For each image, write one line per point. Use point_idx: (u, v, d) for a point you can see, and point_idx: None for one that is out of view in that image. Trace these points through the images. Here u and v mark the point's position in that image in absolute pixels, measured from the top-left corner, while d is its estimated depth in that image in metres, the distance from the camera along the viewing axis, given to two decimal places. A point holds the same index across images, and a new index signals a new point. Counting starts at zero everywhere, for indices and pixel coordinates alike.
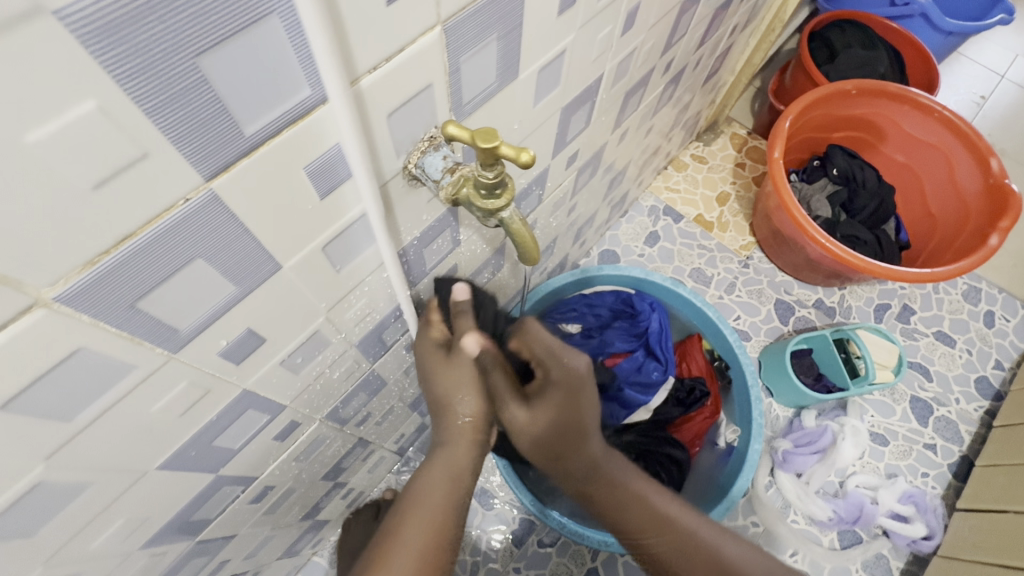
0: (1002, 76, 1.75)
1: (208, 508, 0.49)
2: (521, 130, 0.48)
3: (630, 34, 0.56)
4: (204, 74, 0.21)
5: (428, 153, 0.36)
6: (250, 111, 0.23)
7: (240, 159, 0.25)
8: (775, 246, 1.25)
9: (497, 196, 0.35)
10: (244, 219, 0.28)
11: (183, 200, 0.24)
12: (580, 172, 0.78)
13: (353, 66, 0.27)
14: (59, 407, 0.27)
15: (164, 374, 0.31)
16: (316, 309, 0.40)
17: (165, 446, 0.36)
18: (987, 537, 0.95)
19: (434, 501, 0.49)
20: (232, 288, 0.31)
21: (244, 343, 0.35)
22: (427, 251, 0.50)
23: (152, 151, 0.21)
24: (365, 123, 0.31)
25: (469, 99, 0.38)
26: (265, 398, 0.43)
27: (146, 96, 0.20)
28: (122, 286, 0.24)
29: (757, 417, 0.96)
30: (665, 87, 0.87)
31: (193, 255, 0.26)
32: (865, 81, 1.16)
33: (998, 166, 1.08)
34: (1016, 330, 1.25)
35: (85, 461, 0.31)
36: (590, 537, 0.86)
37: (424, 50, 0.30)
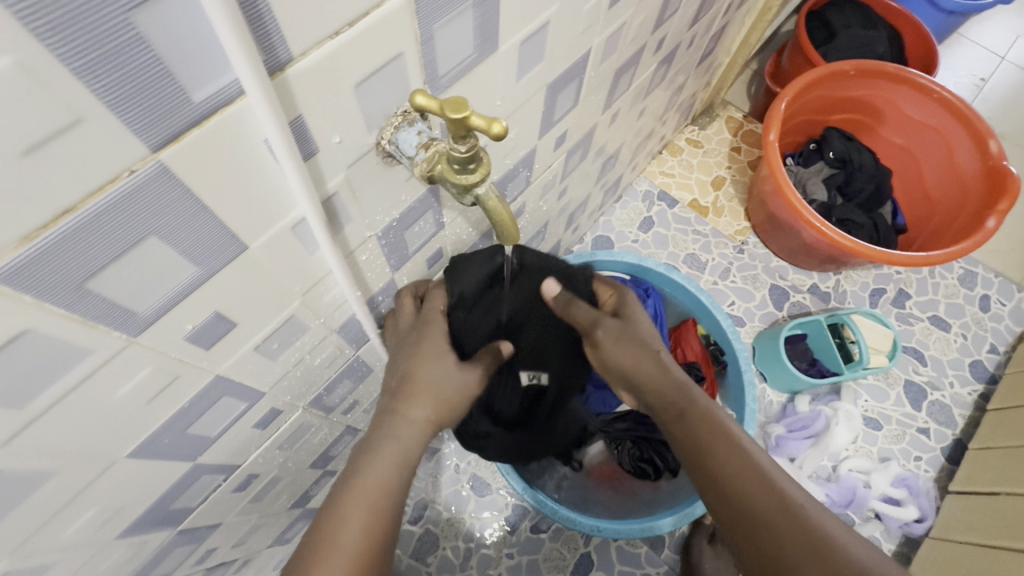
0: (1002, 58, 1.72)
1: (188, 497, 0.48)
2: (504, 106, 0.47)
3: (619, 7, 0.54)
4: (138, 31, 0.19)
5: (402, 128, 0.35)
6: (198, 76, 0.22)
7: (191, 129, 0.23)
8: (770, 230, 1.24)
9: (472, 170, 0.34)
10: (201, 194, 0.26)
11: (128, 171, 0.22)
12: (570, 154, 0.76)
13: (309, 31, 0.25)
14: (9, 393, 0.25)
15: (127, 359, 0.30)
16: (290, 293, 0.39)
17: (134, 435, 0.35)
18: (980, 519, 0.95)
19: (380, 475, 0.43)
20: (194, 269, 0.29)
21: (213, 328, 0.34)
22: (409, 233, 0.49)
23: (86, 116, 0.20)
24: (330, 94, 0.29)
25: (446, 71, 0.36)
26: (241, 384, 0.42)
27: (72, 53, 0.18)
28: (68, 266, 0.23)
29: (750, 402, 0.95)
30: (657, 67, 0.84)
31: (146, 232, 0.25)
32: (863, 61, 1.14)
33: (997, 147, 1.06)
34: (1012, 314, 1.25)
35: (45, 450, 0.30)
36: (581, 522, 0.86)
37: (391, 17, 0.29)
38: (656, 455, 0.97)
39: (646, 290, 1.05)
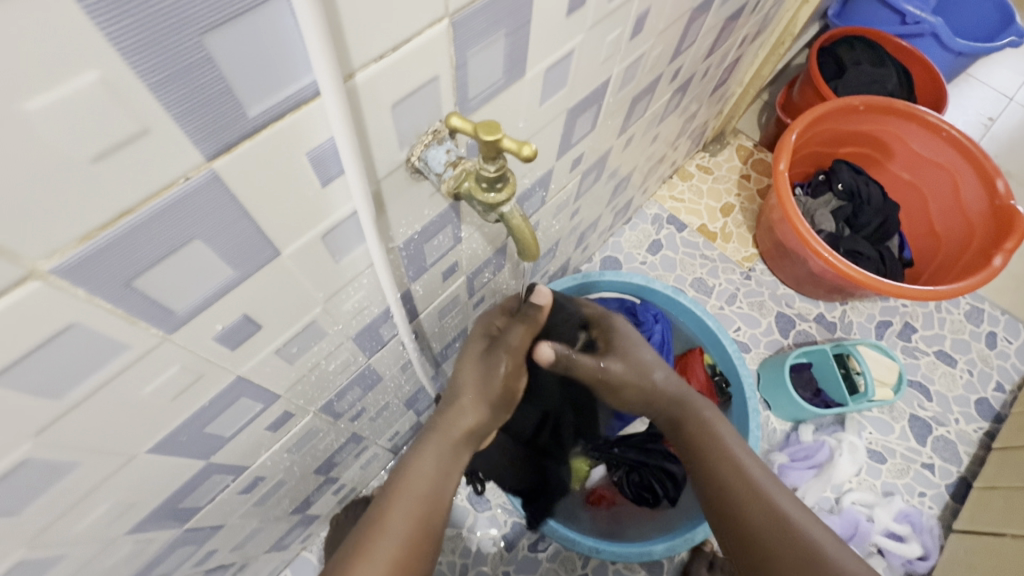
0: (1010, 99, 1.75)
1: (198, 496, 0.49)
2: (526, 128, 0.49)
3: (639, 39, 0.56)
4: (208, 52, 0.21)
5: (431, 146, 0.36)
6: (255, 93, 0.23)
7: (242, 142, 0.25)
8: (778, 258, 1.25)
9: (498, 189, 0.35)
10: (244, 202, 0.28)
11: (183, 177, 0.24)
12: (585, 176, 0.78)
13: (350, 59, 0.27)
14: (48, 385, 0.26)
15: (160, 355, 0.31)
16: (313, 299, 0.40)
17: (156, 431, 0.36)
18: (983, 558, 0.94)
19: (426, 475, 0.51)
20: (230, 272, 0.31)
21: (240, 329, 0.35)
22: (428, 246, 0.50)
23: (153, 127, 0.21)
24: (364, 113, 0.30)
25: (475, 94, 0.38)
26: (259, 386, 0.43)
27: (149, 71, 0.20)
28: (119, 263, 0.24)
29: (755, 429, 0.95)
30: (672, 95, 0.87)
31: (191, 235, 0.26)
32: (873, 97, 1.16)
33: (1004, 187, 1.08)
34: (1018, 352, 1.24)
35: (74, 441, 0.31)
36: (580, 543, 0.86)
37: (430, 43, 0.30)
38: (657, 482, 0.96)
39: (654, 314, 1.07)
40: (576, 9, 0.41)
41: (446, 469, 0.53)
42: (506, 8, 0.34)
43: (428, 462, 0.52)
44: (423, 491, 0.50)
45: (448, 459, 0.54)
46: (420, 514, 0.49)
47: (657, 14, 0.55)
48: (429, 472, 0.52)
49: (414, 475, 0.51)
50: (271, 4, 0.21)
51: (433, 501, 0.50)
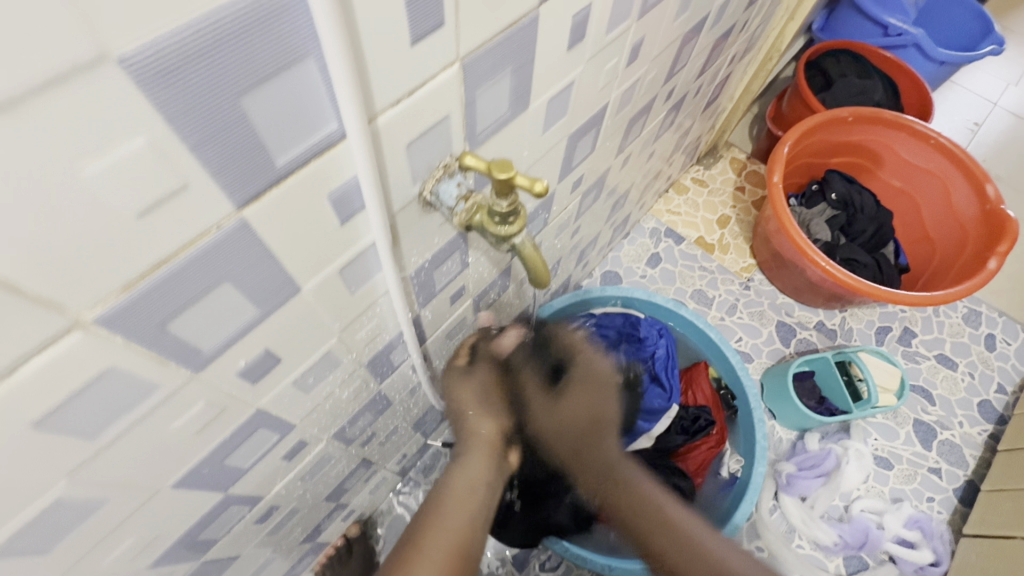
0: (994, 104, 1.80)
1: (215, 528, 0.49)
2: (530, 156, 0.50)
3: (635, 65, 0.58)
4: (243, 112, 0.22)
5: (442, 180, 0.38)
6: (283, 144, 0.25)
7: (270, 188, 0.26)
8: (775, 268, 1.27)
9: (510, 223, 0.36)
10: (270, 243, 0.29)
11: (215, 226, 0.25)
12: (585, 196, 0.80)
13: (372, 105, 0.28)
14: (85, 426, 0.27)
15: (187, 393, 0.32)
16: (330, 330, 0.41)
17: (179, 466, 0.37)
18: (994, 562, 0.94)
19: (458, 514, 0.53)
20: (254, 310, 0.32)
21: (261, 363, 0.36)
22: (437, 272, 0.51)
23: (191, 182, 0.22)
24: (382, 153, 0.32)
25: (483, 128, 0.39)
26: (277, 417, 0.44)
27: (190, 132, 0.21)
28: (155, 308, 0.25)
29: (761, 440, 0.96)
30: (667, 114, 0.89)
31: (221, 278, 0.28)
32: (861, 108, 1.19)
33: (995, 192, 1.10)
34: (1017, 354, 1.26)
35: (104, 479, 0.32)
36: (591, 560, 0.87)
37: (442, 85, 0.32)
38: None
39: (659, 329, 1.07)
40: (576, 44, 0.43)
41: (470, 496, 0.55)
42: (512, 48, 0.36)
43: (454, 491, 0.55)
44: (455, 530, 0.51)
45: (476, 497, 0.56)
46: (459, 549, 0.50)
47: (651, 42, 0.57)
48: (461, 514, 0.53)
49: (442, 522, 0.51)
50: (300, 65, 0.23)
51: (467, 539, 0.52)
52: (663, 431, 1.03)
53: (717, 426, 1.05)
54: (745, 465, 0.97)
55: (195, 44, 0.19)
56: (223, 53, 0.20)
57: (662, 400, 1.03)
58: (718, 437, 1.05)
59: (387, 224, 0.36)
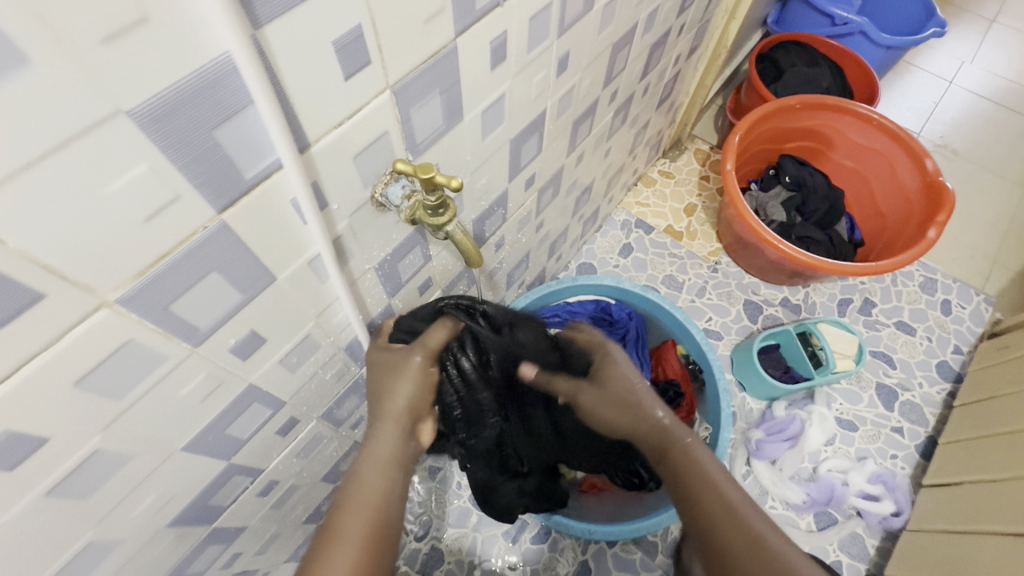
0: (948, 82, 1.88)
1: (222, 495, 0.57)
2: (473, 159, 0.58)
3: (566, 75, 0.66)
4: (216, 141, 0.30)
5: (390, 184, 0.46)
6: (248, 163, 0.33)
7: (242, 197, 0.34)
8: (739, 249, 1.35)
9: (441, 214, 0.44)
10: (246, 239, 0.37)
11: (202, 227, 0.33)
12: (542, 192, 0.88)
13: (319, 127, 0.37)
14: (112, 389, 0.35)
15: (189, 366, 0.40)
16: (307, 314, 0.49)
17: (187, 430, 0.45)
18: (948, 508, 1.01)
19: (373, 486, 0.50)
20: (239, 294, 0.40)
21: (249, 342, 0.44)
22: (401, 265, 0.59)
23: (182, 194, 0.31)
24: (334, 165, 0.40)
25: (422, 139, 0.47)
26: (268, 393, 0.52)
27: (179, 158, 0.29)
28: (160, 292, 0.33)
29: (726, 407, 1.04)
30: (615, 113, 0.97)
31: (210, 268, 0.36)
32: (807, 96, 1.27)
33: (933, 165, 1.18)
34: (972, 316, 1.33)
35: (128, 437, 0.39)
36: (573, 526, 0.93)
37: (378, 107, 0.40)
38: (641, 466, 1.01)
39: (627, 312, 1.19)
40: (498, 63, 0.51)
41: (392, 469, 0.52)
42: (436, 74, 0.44)
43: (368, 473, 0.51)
44: (370, 500, 0.49)
45: (395, 469, 0.52)
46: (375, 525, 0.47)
47: (579, 54, 0.66)
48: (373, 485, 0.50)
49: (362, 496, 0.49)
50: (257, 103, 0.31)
51: (386, 511, 0.49)
52: None
53: (686, 399, 1.13)
54: (713, 430, 1.06)
55: (177, 96, 0.27)
56: (197, 101, 0.28)
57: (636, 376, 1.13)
58: (688, 408, 1.13)
59: (328, 237, 0.43)
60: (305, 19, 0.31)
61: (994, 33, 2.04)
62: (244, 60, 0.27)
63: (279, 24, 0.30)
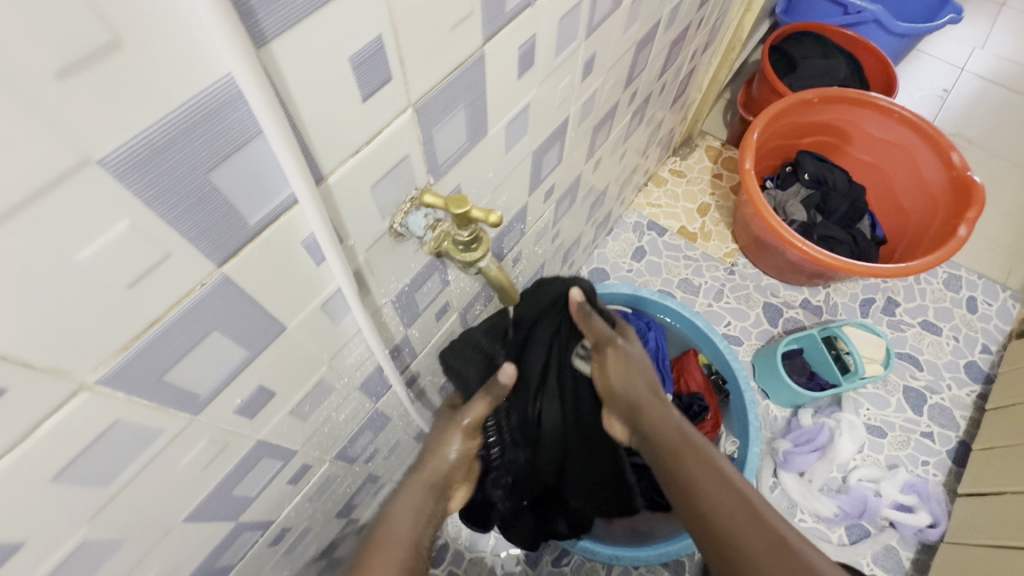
0: (961, 69, 1.83)
1: (230, 554, 0.52)
2: (496, 176, 0.53)
3: (590, 78, 0.61)
4: (214, 185, 0.25)
5: (410, 213, 0.40)
6: (253, 206, 0.27)
7: (246, 245, 0.29)
8: (757, 251, 1.30)
9: (474, 250, 0.41)
10: (252, 291, 0.31)
11: (199, 284, 0.28)
12: (560, 201, 0.82)
13: (334, 155, 0.31)
14: (99, 475, 0.30)
15: (188, 435, 0.35)
16: (320, 360, 0.44)
17: (189, 501, 0.39)
18: (988, 520, 0.97)
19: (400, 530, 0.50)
20: (244, 351, 0.34)
21: (257, 398, 0.39)
22: (419, 294, 0.54)
23: (173, 251, 0.25)
24: (349, 198, 0.35)
25: (444, 160, 0.42)
26: (278, 446, 0.47)
27: (168, 210, 0.24)
28: (152, 363, 0.28)
29: (755, 421, 0.99)
30: (633, 114, 0.92)
31: (211, 328, 0.30)
32: (825, 89, 1.22)
33: (960, 159, 1.13)
34: (999, 313, 1.29)
35: (120, 521, 0.34)
36: (601, 552, 0.89)
37: (398, 129, 0.35)
38: None
39: (647, 322, 1.10)
40: (526, 70, 0.45)
41: (419, 515, 0.53)
42: (461, 87, 0.38)
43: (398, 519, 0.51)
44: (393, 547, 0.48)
45: (423, 518, 0.53)
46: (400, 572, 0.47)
47: (604, 55, 0.60)
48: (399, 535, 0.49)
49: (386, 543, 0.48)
50: (262, 135, 0.25)
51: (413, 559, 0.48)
52: None
53: (711, 411, 1.07)
54: (742, 445, 1.01)
55: (164, 135, 0.21)
56: (189, 139, 0.22)
57: None
58: (713, 421, 1.07)
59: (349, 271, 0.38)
60: (318, 31, 0.25)
61: (1005, 17, 1.98)
62: (249, 83, 0.22)
63: (288, 38, 0.24)
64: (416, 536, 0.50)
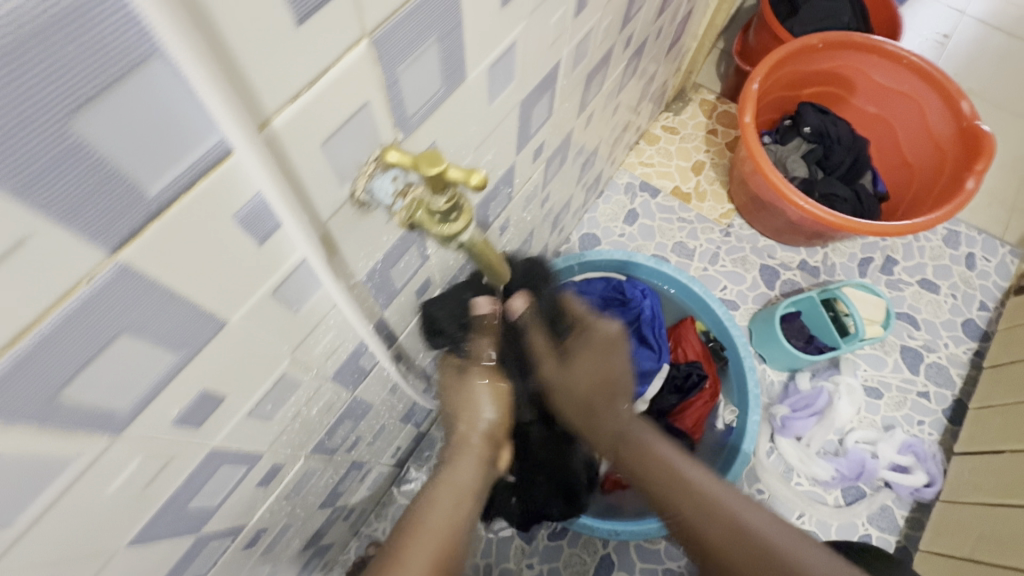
0: (963, 13, 1.74)
1: (198, 565, 0.47)
2: (478, 132, 0.46)
3: (584, 15, 0.52)
4: (79, 138, 0.18)
5: (376, 175, 0.33)
6: (148, 170, 0.20)
7: (150, 223, 0.22)
8: (754, 210, 1.24)
9: (455, 219, 0.34)
10: (171, 282, 0.24)
11: (87, 278, 0.21)
12: (550, 161, 0.75)
13: (272, 98, 0.24)
14: None
15: (114, 457, 0.28)
16: (280, 354, 0.37)
17: (131, 525, 0.34)
18: (986, 479, 0.96)
19: (444, 512, 0.50)
20: (174, 355, 0.28)
21: (201, 406, 0.33)
22: (394, 271, 0.47)
23: (33, 235, 0.18)
24: (296, 158, 0.27)
25: (415, 111, 0.34)
26: (239, 451, 0.41)
27: (9, 176, 0.17)
28: (34, 382, 0.21)
29: (755, 386, 0.96)
30: (628, 62, 0.83)
31: (117, 330, 0.24)
32: (830, 34, 1.13)
33: (969, 108, 1.07)
34: (997, 270, 1.26)
35: (37, 560, 0.28)
36: (600, 528, 0.85)
37: (352, 68, 0.27)
38: None
39: (642, 290, 1.05)
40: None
41: (461, 498, 0.51)
42: (432, 13, 0.30)
43: (442, 497, 0.51)
44: (443, 530, 0.48)
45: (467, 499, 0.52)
46: (441, 554, 0.47)
47: None
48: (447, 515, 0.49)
49: (427, 522, 0.49)
50: (145, 68, 0.18)
51: (452, 543, 0.49)
52: (657, 392, 1.02)
53: (710, 380, 1.04)
54: (741, 411, 0.98)
55: None
56: (20, 68, 0.15)
57: (652, 361, 1.02)
58: (712, 390, 1.04)
59: (314, 235, 0.32)
60: None
61: None
62: None
63: None
64: (460, 514, 0.51)
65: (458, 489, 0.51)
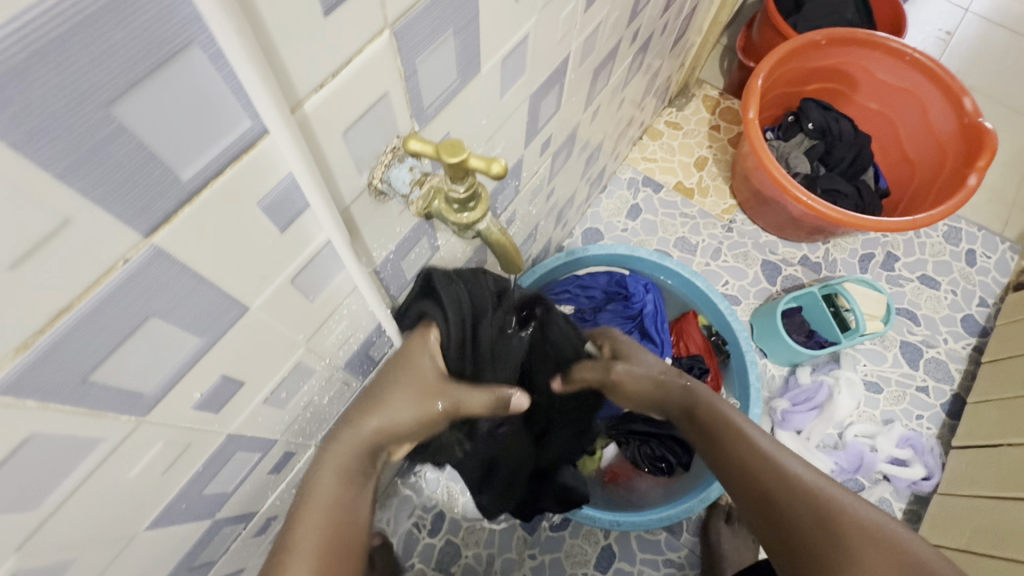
0: (965, 10, 1.74)
1: (211, 550, 0.48)
2: (489, 125, 0.46)
3: (594, 9, 0.53)
4: (121, 123, 0.18)
5: (393, 165, 0.34)
6: (183, 154, 0.21)
7: (183, 207, 0.22)
8: (756, 206, 1.25)
9: (472, 209, 0.35)
10: (198, 267, 0.25)
11: (123, 259, 0.21)
12: (556, 155, 0.75)
13: (299, 86, 0.24)
14: (21, 499, 0.24)
15: (138, 440, 0.29)
16: (296, 341, 0.38)
17: (151, 508, 0.34)
18: (983, 472, 0.97)
19: (327, 490, 0.45)
20: (198, 340, 0.28)
21: (220, 392, 0.33)
22: (405, 262, 0.48)
23: (75, 216, 0.19)
24: (318, 146, 0.28)
25: (431, 102, 0.35)
26: (253, 438, 0.41)
27: (55, 159, 0.17)
28: (69, 363, 0.22)
29: (755, 380, 0.96)
30: (633, 57, 0.83)
31: (148, 313, 0.24)
32: (833, 30, 1.13)
33: (972, 105, 1.07)
34: (997, 266, 1.27)
35: (63, 541, 0.29)
36: (600, 518, 0.85)
37: (374, 58, 0.28)
38: (669, 451, 0.95)
39: (644, 285, 1.05)
40: None
41: (352, 477, 0.47)
42: (450, 6, 0.31)
43: (327, 474, 0.46)
44: (329, 509, 0.45)
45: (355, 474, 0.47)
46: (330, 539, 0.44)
47: None
48: (334, 497, 0.45)
49: (316, 498, 0.45)
50: (184, 55, 0.18)
51: (342, 525, 0.45)
52: None
53: (711, 374, 1.05)
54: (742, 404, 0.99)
55: (23, 50, 0.15)
56: (68, 52, 0.16)
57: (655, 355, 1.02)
58: (713, 384, 1.05)
59: (340, 218, 0.33)
60: None
61: None
62: None
63: None
64: (347, 497, 0.46)
65: (343, 467, 0.47)
